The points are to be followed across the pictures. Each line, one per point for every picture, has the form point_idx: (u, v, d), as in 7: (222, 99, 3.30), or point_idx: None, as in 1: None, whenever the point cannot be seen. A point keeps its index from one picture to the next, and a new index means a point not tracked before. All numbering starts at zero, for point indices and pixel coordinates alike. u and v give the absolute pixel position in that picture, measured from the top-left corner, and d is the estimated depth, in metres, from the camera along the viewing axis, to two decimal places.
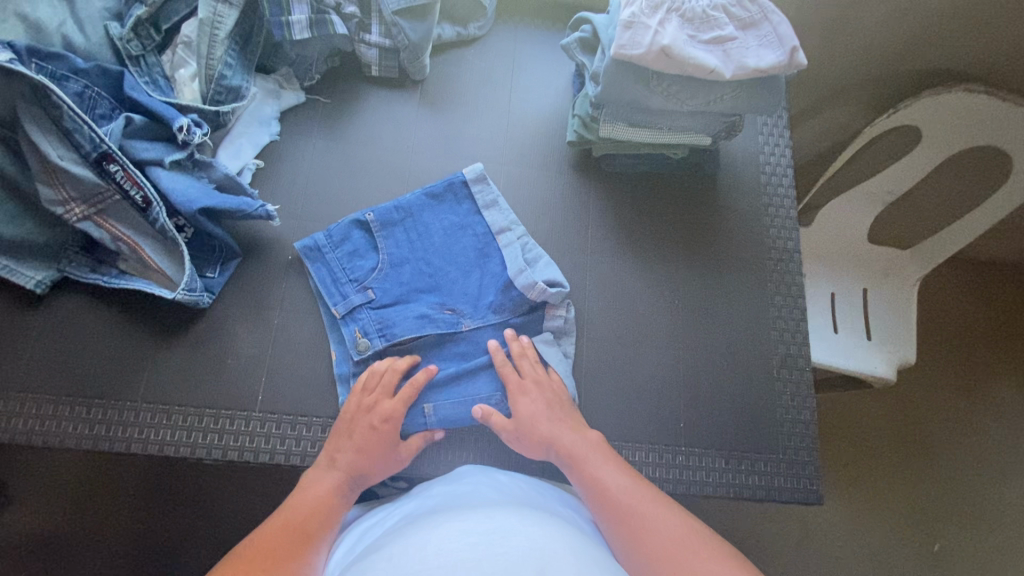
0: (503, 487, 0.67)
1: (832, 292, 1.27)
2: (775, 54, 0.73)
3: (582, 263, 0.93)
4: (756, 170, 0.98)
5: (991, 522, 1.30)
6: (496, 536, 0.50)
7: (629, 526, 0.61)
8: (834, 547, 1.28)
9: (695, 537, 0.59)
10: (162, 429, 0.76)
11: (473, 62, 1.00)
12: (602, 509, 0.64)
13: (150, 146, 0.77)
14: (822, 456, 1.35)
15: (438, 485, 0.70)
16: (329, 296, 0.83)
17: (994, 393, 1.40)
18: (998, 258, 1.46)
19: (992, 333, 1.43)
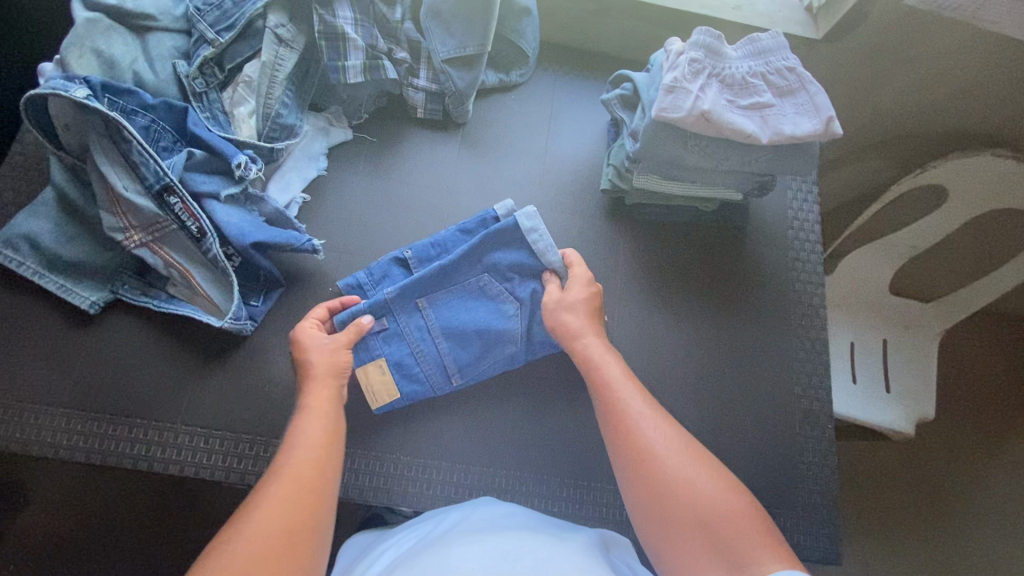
0: (507, 514, 0.71)
1: (852, 342, 1.28)
2: (811, 122, 0.76)
3: (611, 308, 0.95)
4: (784, 224, 1.00)
5: None
6: (514, 556, 0.55)
7: (634, 445, 0.66)
8: None
9: (697, 453, 0.64)
10: (200, 451, 0.79)
11: (513, 107, 1.04)
12: (612, 426, 0.69)
13: (208, 180, 0.80)
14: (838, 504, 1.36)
15: (448, 512, 0.74)
16: (372, 316, 0.87)
17: (1010, 445, 1.36)
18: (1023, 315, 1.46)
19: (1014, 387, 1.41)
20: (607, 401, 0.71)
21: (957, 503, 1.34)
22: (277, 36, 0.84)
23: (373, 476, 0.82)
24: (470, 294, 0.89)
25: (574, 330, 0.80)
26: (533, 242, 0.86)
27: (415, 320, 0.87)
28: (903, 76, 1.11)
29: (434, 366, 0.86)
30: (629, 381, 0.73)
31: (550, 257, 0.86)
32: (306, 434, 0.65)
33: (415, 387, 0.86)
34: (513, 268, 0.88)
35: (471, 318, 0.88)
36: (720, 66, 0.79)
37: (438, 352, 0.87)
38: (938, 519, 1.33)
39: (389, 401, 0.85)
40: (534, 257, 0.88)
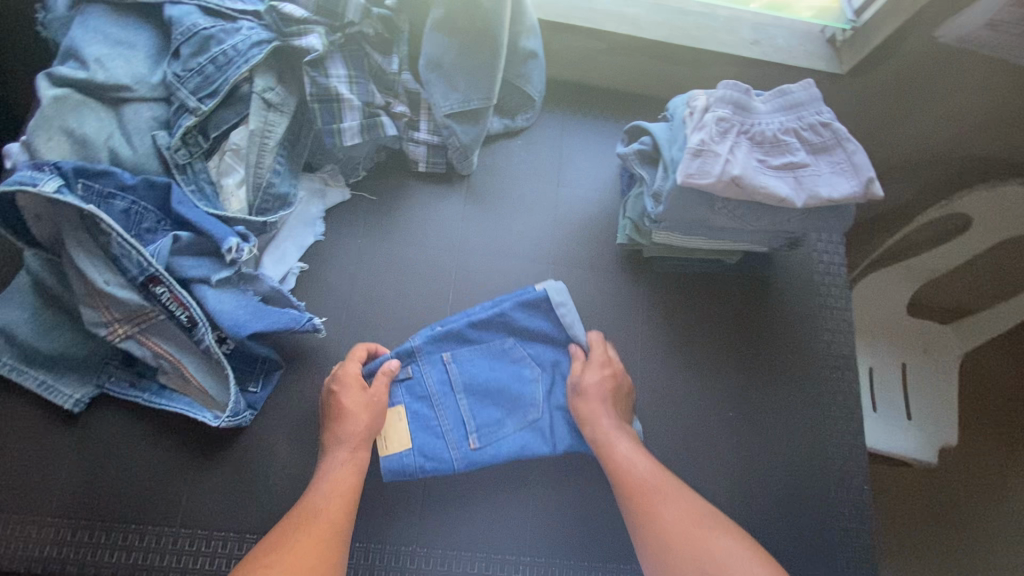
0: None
1: (869, 365, 1.22)
2: (849, 183, 0.70)
3: (632, 370, 0.90)
4: (811, 271, 0.95)
5: None
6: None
7: (646, 512, 0.71)
8: None
9: (703, 514, 0.71)
10: (201, 556, 0.73)
11: (521, 155, 0.97)
12: (625, 492, 0.74)
13: (197, 263, 0.74)
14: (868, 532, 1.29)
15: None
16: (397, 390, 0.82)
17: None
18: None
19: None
20: (616, 469, 0.75)
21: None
22: (266, 101, 0.77)
23: (388, 569, 0.77)
24: (491, 357, 0.85)
25: (592, 400, 0.80)
26: (561, 315, 0.84)
27: (436, 372, 0.83)
28: (927, 106, 1.05)
29: (452, 422, 0.81)
30: (636, 445, 0.77)
31: (576, 330, 0.85)
32: (317, 492, 0.70)
33: (430, 445, 0.79)
34: (538, 338, 0.86)
35: (494, 379, 0.84)
36: (748, 122, 0.73)
37: (457, 407, 0.82)
38: None
39: (398, 455, 0.78)
40: (559, 328, 0.86)
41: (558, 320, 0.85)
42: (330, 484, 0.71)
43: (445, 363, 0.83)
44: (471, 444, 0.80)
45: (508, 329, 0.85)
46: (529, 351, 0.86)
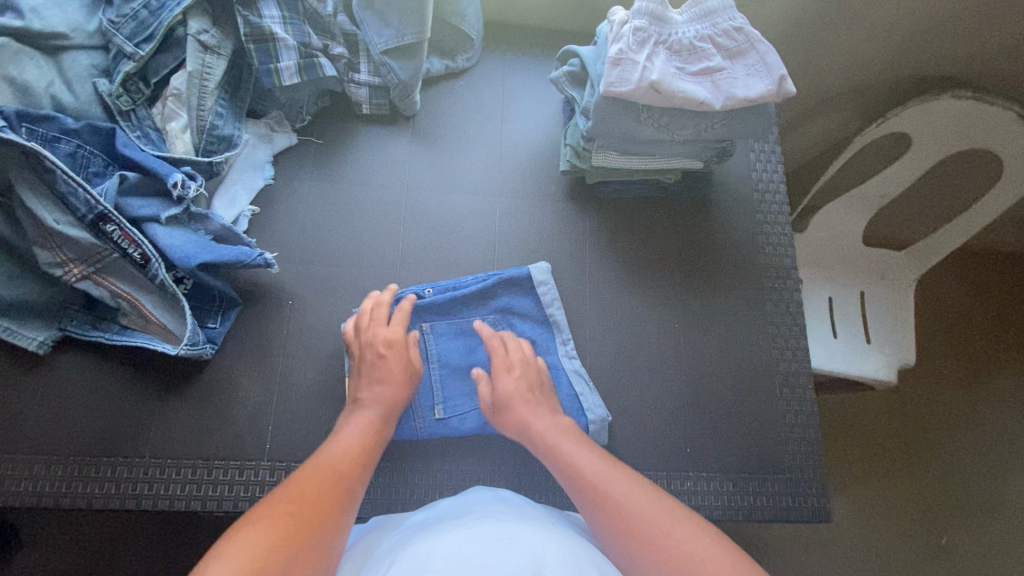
0: (490, 496, 0.72)
1: (829, 297, 1.26)
2: (763, 82, 0.73)
3: (582, 291, 0.93)
4: (750, 188, 0.99)
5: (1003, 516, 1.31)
6: (486, 545, 0.56)
7: (602, 499, 0.63)
8: (843, 548, 1.29)
9: (677, 508, 0.62)
10: (171, 483, 0.77)
11: (463, 95, 1.00)
12: (575, 488, 0.66)
13: (146, 203, 0.77)
14: (831, 456, 1.37)
15: (445, 501, 0.73)
16: None
17: (989, 376, 1.41)
18: (990, 249, 1.48)
19: (986, 318, 1.45)
20: (571, 472, 0.68)
21: (939, 439, 1.38)
22: (201, 43, 0.80)
23: None
24: (467, 332, 0.89)
25: (518, 402, 0.78)
26: (542, 293, 0.91)
27: (416, 340, 0.87)
28: (856, 25, 1.09)
29: (422, 391, 0.85)
30: (591, 446, 0.71)
31: (554, 310, 0.91)
32: (340, 445, 0.69)
33: None
34: (519, 314, 0.90)
35: (466, 353, 0.88)
36: (665, 32, 0.76)
37: (430, 377, 0.86)
38: (924, 458, 1.36)
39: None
40: (540, 307, 0.91)
41: (539, 299, 0.91)
42: (353, 441, 0.70)
43: (423, 332, 0.88)
44: (437, 415, 0.84)
45: (487, 303, 0.90)
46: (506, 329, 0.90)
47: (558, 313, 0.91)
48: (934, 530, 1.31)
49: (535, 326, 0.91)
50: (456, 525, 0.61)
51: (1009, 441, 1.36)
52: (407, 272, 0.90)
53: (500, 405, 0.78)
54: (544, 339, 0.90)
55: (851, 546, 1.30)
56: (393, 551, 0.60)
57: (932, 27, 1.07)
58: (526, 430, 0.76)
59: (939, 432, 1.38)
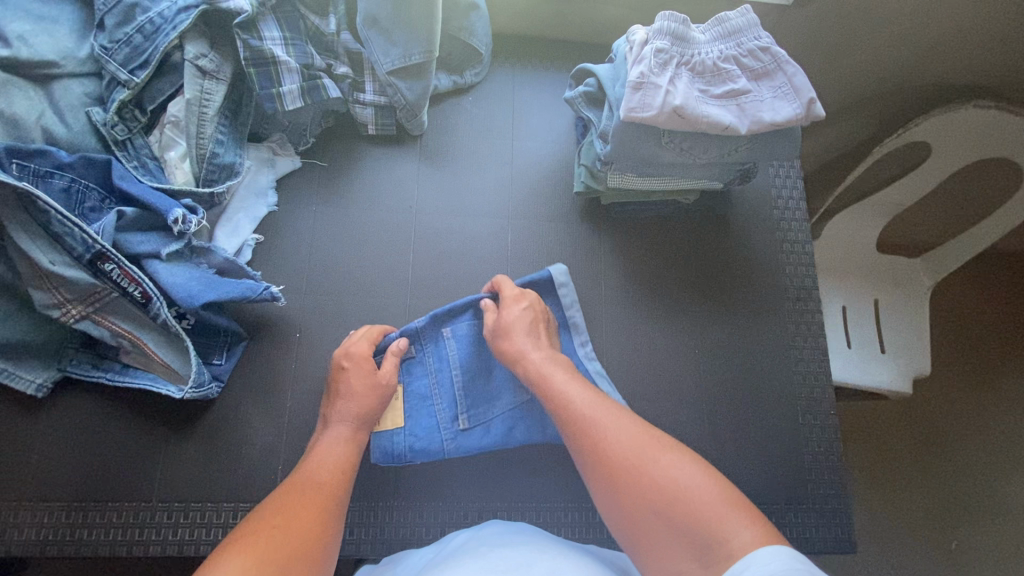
0: (503, 530, 0.69)
1: (843, 305, 1.23)
2: (791, 106, 0.70)
3: (598, 316, 0.90)
4: (770, 206, 0.96)
5: None
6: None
7: (591, 441, 0.63)
8: (859, 563, 1.28)
9: (656, 441, 0.62)
10: (180, 528, 0.74)
11: (472, 111, 0.96)
12: (567, 428, 0.66)
13: (145, 238, 0.73)
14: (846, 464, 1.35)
15: (456, 536, 0.70)
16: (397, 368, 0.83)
17: (999, 380, 1.39)
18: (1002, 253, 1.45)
19: (997, 322, 1.42)
20: (562, 408, 0.68)
21: (950, 444, 1.36)
22: (199, 68, 0.76)
23: (368, 527, 0.79)
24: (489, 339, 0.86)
25: (517, 330, 0.77)
26: (562, 296, 0.87)
27: (436, 350, 0.84)
28: (876, 32, 1.05)
29: (446, 401, 0.82)
30: (579, 379, 0.71)
31: (576, 313, 0.87)
32: (317, 459, 0.68)
33: (420, 424, 0.81)
34: None
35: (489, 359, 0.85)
36: (687, 53, 0.73)
37: (454, 387, 0.83)
38: (936, 465, 1.34)
39: (390, 431, 0.79)
40: (560, 310, 0.88)
41: (559, 301, 0.87)
42: (331, 451, 0.69)
43: (445, 340, 0.84)
44: (462, 426, 0.81)
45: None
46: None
47: (578, 316, 0.87)
48: (945, 534, 1.29)
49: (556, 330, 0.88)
50: (471, 566, 0.59)
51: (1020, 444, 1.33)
52: (417, 301, 0.87)
53: (499, 334, 0.78)
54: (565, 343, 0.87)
55: (867, 559, 1.28)
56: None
57: (956, 34, 1.03)
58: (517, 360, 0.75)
59: (949, 436, 1.36)
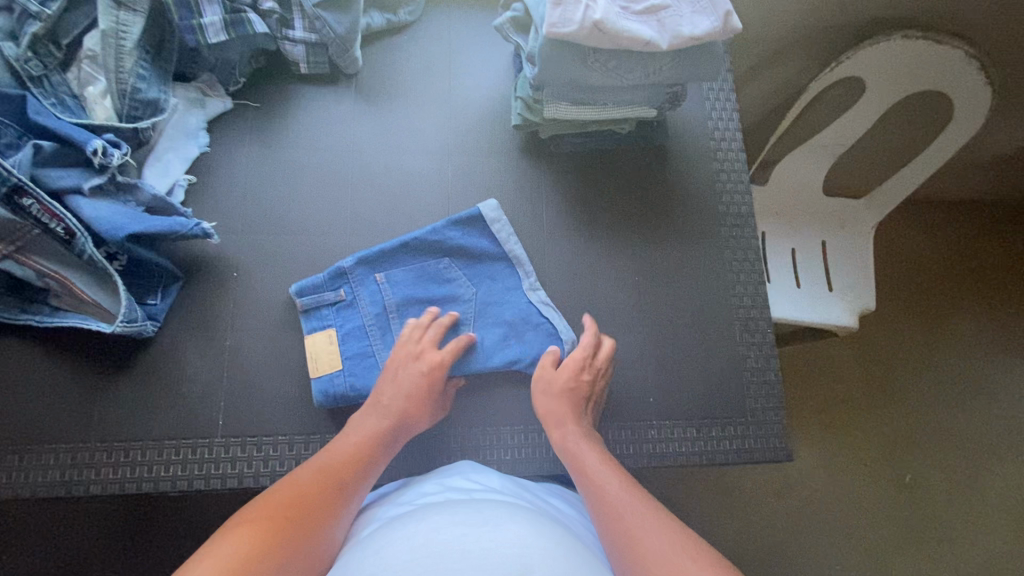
0: (473, 485, 0.68)
1: (793, 248, 1.27)
2: (709, 20, 0.72)
3: (541, 249, 0.91)
4: (705, 137, 0.98)
5: (958, 448, 1.38)
6: (473, 536, 0.50)
7: (623, 529, 0.61)
8: (813, 491, 1.34)
9: (689, 544, 0.59)
10: (121, 467, 0.74)
11: (409, 51, 0.96)
12: (596, 514, 0.64)
13: (66, 174, 0.72)
14: (798, 405, 1.40)
15: (425, 481, 0.71)
16: (330, 313, 0.81)
17: (953, 319, 1.46)
18: (949, 198, 1.52)
19: (947, 261, 1.49)
20: (598, 500, 0.65)
21: (905, 381, 1.42)
22: None
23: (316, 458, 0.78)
24: (424, 277, 0.85)
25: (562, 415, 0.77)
26: (496, 231, 0.87)
27: (370, 292, 0.83)
28: None
29: (384, 339, 0.82)
30: (622, 475, 0.69)
31: (512, 246, 0.87)
32: (344, 450, 0.69)
33: (358, 365, 0.80)
34: (476, 255, 0.87)
35: (425, 295, 0.84)
36: None
37: (390, 327, 0.82)
38: (886, 399, 1.41)
39: (328, 375, 0.79)
40: (497, 245, 0.87)
41: (495, 238, 0.87)
42: (360, 444, 0.70)
43: (377, 282, 0.83)
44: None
45: (439, 248, 0.86)
46: (465, 271, 0.86)
47: (516, 249, 0.87)
48: (900, 468, 1.36)
49: (494, 263, 0.87)
50: (439, 513, 0.56)
51: (974, 381, 1.42)
52: (356, 238, 0.87)
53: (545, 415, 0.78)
54: (504, 275, 0.87)
55: (819, 488, 1.34)
56: (364, 546, 0.55)
57: None
58: (557, 435, 0.76)
59: (906, 373, 1.42)
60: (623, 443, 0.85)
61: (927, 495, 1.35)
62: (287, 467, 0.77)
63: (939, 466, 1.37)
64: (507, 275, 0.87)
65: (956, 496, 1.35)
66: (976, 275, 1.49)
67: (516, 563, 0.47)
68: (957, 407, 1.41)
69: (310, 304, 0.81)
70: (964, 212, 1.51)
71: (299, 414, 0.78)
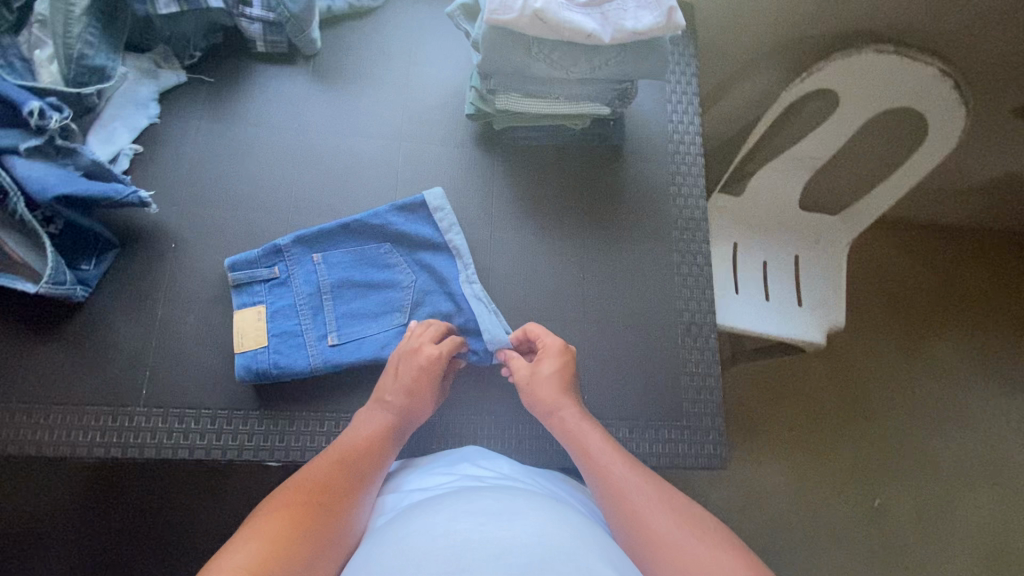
0: (484, 472, 0.67)
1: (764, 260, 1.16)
2: (653, 15, 0.73)
3: (487, 239, 0.90)
4: (663, 138, 0.98)
5: (932, 475, 1.33)
6: (494, 525, 0.49)
7: (629, 508, 0.60)
8: (778, 512, 1.28)
9: (696, 523, 0.57)
10: (39, 429, 0.74)
11: (370, 36, 0.96)
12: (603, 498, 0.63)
13: (3, 133, 0.72)
14: (769, 420, 1.34)
15: (435, 466, 0.70)
16: (263, 289, 0.81)
17: (932, 346, 1.41)
18: (935, 222, 1.47)
19: (929, 285, 1.44)
20: (607, 484, 0.63)
21: (881, 404, 1.37)
22: None
23: (237, 434, 0.77)
24: (363, 261, 0.85)
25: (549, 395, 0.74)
26: (437, 219, 0.87)
27: (305, 272, 0.83)
28: None
29: (314, 320, 0.81)
30: (627, 457, 0.67)
31: (452, 234, 0.87)
32: (359, 437, 0.68)
33: (285, 343, 0.79)
34: (418, 242, 0.86)
35: (362, 279, 0.84)
36: None
37: (322, 308, 0.82)
38: (858, 422, 1.35)
39: (252, 351, 0.78)
40: (438, 233, 0.87)
41: (437, 225, 0.87)
42: (373, 432, 0.69)
43: (314, 262, 0.83)
44: (330, 343, 0.80)
45: (381, 234, 0.86)
46: (405, 258, 0.86)
47: (456, 238, 0.87)
48: (870, 492, 1.31)
49: (434, 251, 0.87)
50: (453, 504, 0.54)
51: (950, 411, 1.37)
52: (299, 217, 0.87)
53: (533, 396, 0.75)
54: (444, 264, 0.86)
55: (783, 509, 1.28)
56: (385, 535, 0.53)
57: None
58: (558, 417, 0.72)
59: (880, 396, 1.37)
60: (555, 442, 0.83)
61: (896, 522, 1.29)
62: (208, 441, 0.76)
63: (912, 492, 1.31)
64: (444, 265, 0.86)
65: (926, 525, 1.29)
66: (957, 300, 1.44)
67: (547, 552, 0.46)
68: (934, 432, 1.36)
69: (243, 280, 0.81)
70: (949, 236, 1.47)
71: (225, 388, 0.78)
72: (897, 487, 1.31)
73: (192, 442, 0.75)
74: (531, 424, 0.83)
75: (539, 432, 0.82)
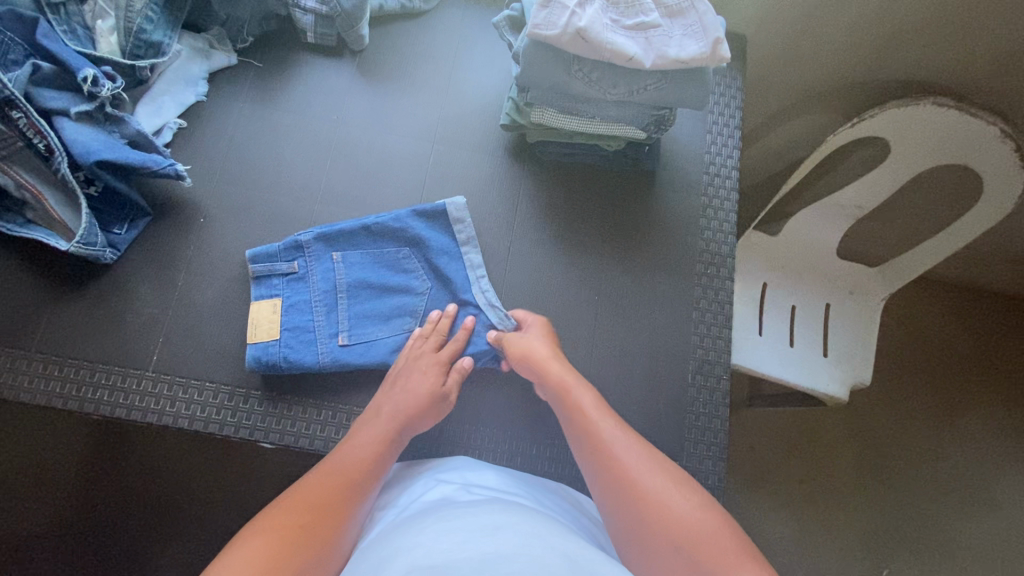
0: (472, 484, 0.66)
1: (793, 305, 1.11)
2: (697, 45, 0.72)
3: (506, 250, 0.90)
4: (698, 169, 0.96)
5: (949, 552, 1.24)
6: (476, 542, 0.48)
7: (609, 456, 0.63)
8: (776, 565, 1.22)
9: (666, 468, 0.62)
10: (53, 380, 0.76)
11: (416, 38, 0.98)
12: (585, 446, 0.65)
13: (58, 96, 0.76)
14: (780, 472, 1.28)
15: (425, 478, 0.68)
16: (280, 283, 0.82)
17: (965, 419, 1.33)
18: (983, 287, 1.39)
19: (969, 353, 1.37)
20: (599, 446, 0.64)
21: (899, 469, 1.30)
22: None
23: (235, 412, 0.77)
24: (381, 263, 0.85)
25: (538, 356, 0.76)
26: (456, 227, 0.87)
27: (322, 268, 0.83)
28: (840, 14, 1.01)
29: (327, 316, 0.81)
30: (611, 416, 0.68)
31: (471, 243, 0.87)
32: (353, 449, 0.67)
33: (297, 338, 0.80)
34: (436, 248, 0.87)
35: (378, 281, 0.84)
36: None
37: (336, 306, 0.82)
38: (873, 484, 1.28)
39: (264, 343, 0.79)
40: (456, 241, 0.87)
41: (456, 233, 0.88)
42: (367, 445, 0.68)
43: (332, 260, 0.84)
44: (341, 341, 0.80)
45: (400, 236, 0.86)
46: (422, 263, 0.86)
47: (474, 247, 0.87)
48: (879, 559, 1.23)
49: (451, 258, 0.87)
50: (434, 521, 0.53)
51: (976, 489, 1.29)
52: (324, 206, 0.88)
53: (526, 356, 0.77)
54: (459, 273, 0.86)
55: (783, 563, 1.22)
56: (369, 556, 0.53)
57: (919, 30, 0.98)
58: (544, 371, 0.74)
59: (900, 461, 1.30)
60: (548, 462, 0.81)
61: None
62: (207, 414, 0.77)
63: (924, 567, 1.23)
64: (458, 275, 0.86)
65: None
66: (997, 372, 1.36)
67: (527, 565, 0.45)
68: (956, 507, 1.28)
69: (262, 270, 0.82)
70: (995, 306, 1.39)
71: (231, 364, 0.79)
72: (908, 559, 1.24)
73: (191, 412, 0.76)
74: (526, 442, 0.81)
75: (533, 450, 0.81)
